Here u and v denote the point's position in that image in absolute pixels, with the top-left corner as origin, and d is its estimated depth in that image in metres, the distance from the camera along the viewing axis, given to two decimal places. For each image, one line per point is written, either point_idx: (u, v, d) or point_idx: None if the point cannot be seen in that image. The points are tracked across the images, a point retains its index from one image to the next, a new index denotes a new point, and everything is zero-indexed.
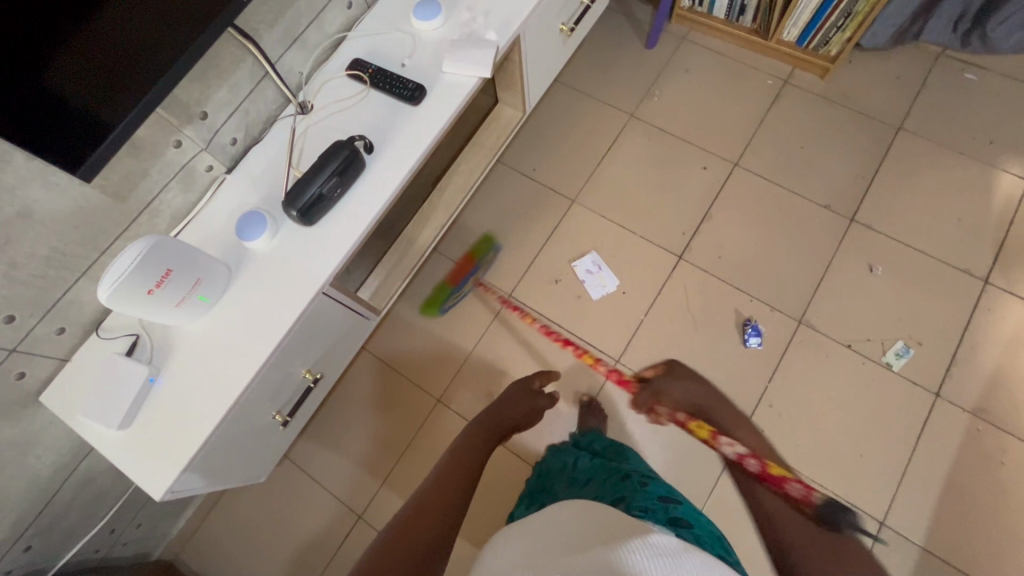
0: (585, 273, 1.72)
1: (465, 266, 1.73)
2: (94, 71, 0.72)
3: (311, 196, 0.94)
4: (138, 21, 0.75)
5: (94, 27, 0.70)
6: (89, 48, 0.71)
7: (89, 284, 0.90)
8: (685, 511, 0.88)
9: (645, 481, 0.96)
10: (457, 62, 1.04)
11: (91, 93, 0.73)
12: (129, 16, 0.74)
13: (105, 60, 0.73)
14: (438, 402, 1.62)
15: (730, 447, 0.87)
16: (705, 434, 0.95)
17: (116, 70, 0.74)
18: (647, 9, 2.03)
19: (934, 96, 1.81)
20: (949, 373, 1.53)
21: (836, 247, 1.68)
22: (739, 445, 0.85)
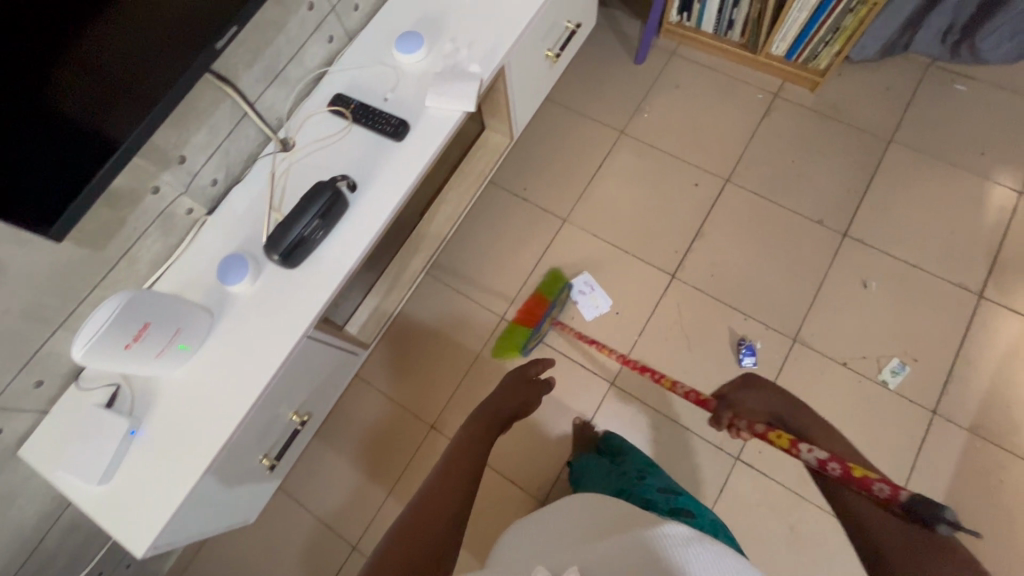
0: (577, 294, 1.70)
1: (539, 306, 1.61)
2: (66, 128, 0.71)
3: (293, 238, 0.92)
4: (112, 73, 0.73)
5: (63, 84, 0.69)
6: (59, 106, 0.69)
7: (67, 335, 0.88)
8: (686, 502, 1.14)
9: (647, 476, 1.23)
10: (440, 96, 1.03)
11: (62, 151, 0.71)
12: (99, 70, 0.72)
13: (77, 114, 0.71)
14: (431, 429, 1.59)
15: (810, 453, 0.74)
16: (784, 444, 0.78)
17: (88, 126, 0.73)
18: (636, 23, 2.01)
19: (925, 107, 1.81)
20: (945, 390, 1.52)
21: (829, 263, 1.67)
22: (816, 450, 0.73)
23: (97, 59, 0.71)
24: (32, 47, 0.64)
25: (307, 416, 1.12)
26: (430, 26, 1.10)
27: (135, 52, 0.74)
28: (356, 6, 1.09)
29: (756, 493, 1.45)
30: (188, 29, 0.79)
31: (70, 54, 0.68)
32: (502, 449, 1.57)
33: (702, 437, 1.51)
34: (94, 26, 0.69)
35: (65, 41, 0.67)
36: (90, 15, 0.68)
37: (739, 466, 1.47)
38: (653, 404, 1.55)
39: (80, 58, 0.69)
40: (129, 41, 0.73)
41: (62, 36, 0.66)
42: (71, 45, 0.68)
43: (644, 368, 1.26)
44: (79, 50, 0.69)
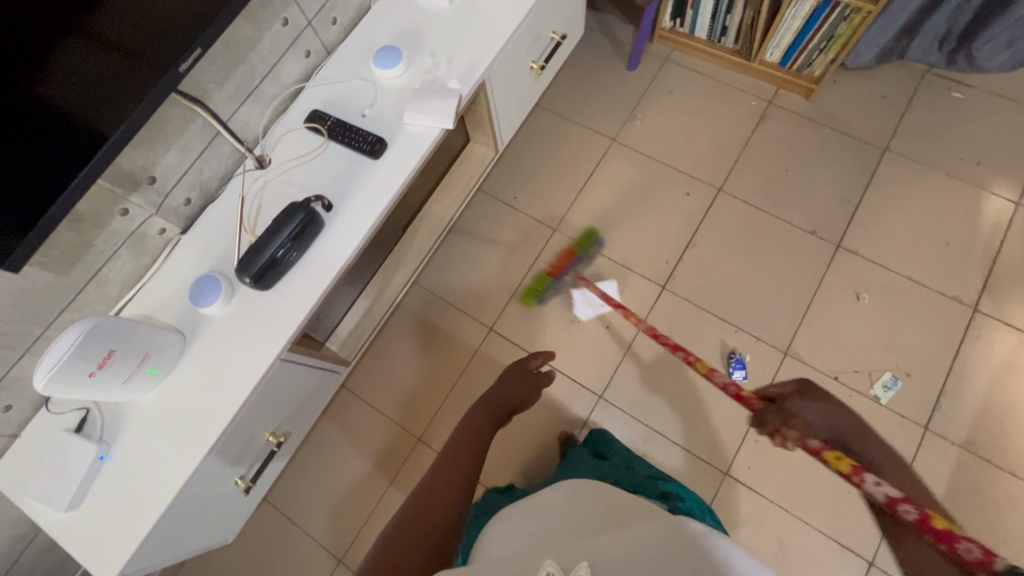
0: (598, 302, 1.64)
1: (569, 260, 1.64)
2: (25, 155, 0.69)
3: (266, 260, 0.90)
4: (76, 97, 0.72)
5: (21, 113, 0.67)
6: (18, 135, 0.68)
7: (35, 360, 0.87)
8: (673, 485, 1.12)
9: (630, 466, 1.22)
10: (419, 112, 1.01)
11: (21, 181, 0.70)
12: (59, 96, 0.70)
13: (36, 140, 0.70)
14: (418, 442, 1.57)
15: (878, 487, 0.71)
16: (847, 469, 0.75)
17: (49, 153, 0.72)
18: (630, 28, 1.97)
19: (921, 116, 1.78)
20: (938, 405, 1.50)
21: (822, 275, 1.65)
22: (887, 487, 0.69)
23: (55, 85, 0.69)
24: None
25: (284, 435, 1.11)
26: (410, 40, 1.08)
27: (95, 76, 0.73)
28: (334, 20, 1.08)
29: (746, 509, 1.43)
30: (151, 51, 0.78)
31: (26, 83, 0.66)
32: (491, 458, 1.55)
33: (690, 452, 1.49)
34: (52, 52, 0.67)
35: (21, 70, 0.65)
36: (47, 42, 0.66)
37: (728, 481, 1.45)
38: (640, 418, 1.54)
39: (38, 86, 0.67)
40: (90, 66, 0.72)
41: (17, 65, 0.65)
42: (28, 75, 0.66)
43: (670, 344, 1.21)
44: (37, 78, 0.67)
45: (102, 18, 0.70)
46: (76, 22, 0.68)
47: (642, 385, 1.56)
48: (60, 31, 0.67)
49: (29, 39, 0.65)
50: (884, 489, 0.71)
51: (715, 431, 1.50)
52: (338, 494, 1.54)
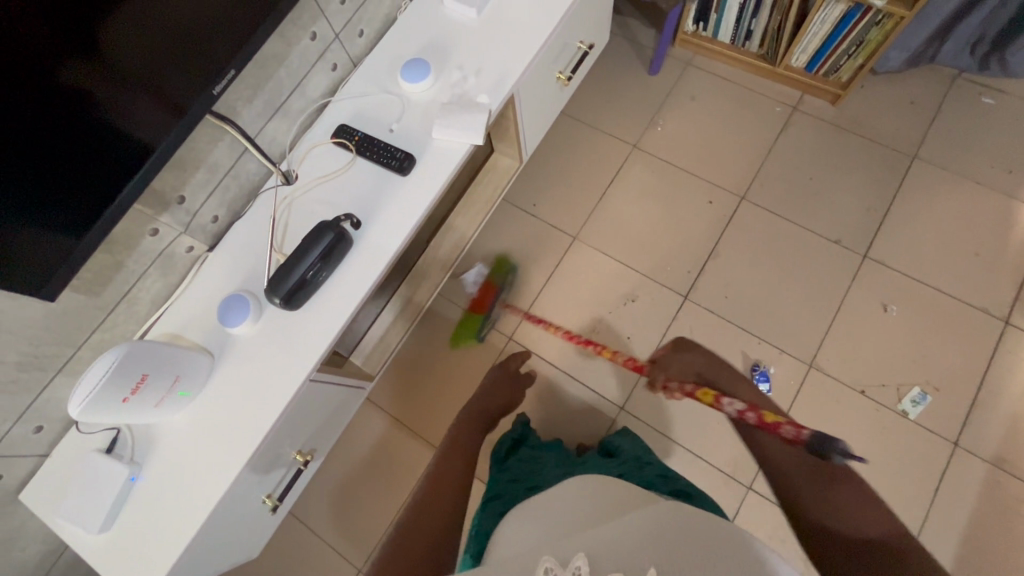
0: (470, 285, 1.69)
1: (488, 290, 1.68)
2: (70, 176, 0.69)
3: (295, 281, 0.89)
4: (116, 119, 0.71)
5: (56, 139, 0.66)
6: (54, 163, 0.67)
7: (67, 380, 0.87)
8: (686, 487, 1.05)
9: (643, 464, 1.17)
10: (447, 128, 0.99)
11: (56, 209, 0.69)
12: (101, 117, 0.70)
13: (79, 163, 0.69)
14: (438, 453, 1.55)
15: (730, 406, 0.84)
16: (709, 400, 0.87)
17: (84, 180, 0.71)
18: (651, 32, 1.94)
19: (951, 122, 1.73)
20: (968, 421, 1.47)
21: (848, 287, 1.62)
22: (735, 403, 0.83)
23: (91, 110, 0.68)
24: (22, 103, 0.62)
25: (310, 453, 1.11)
26: (437, 52, 1.06)
27: (132, 101, 0.72)
28: (360, 32, 1.06)
29: (768, 524, 1.41)
30: (189, 73, 0.77)
31: (63, 108, 0.65)
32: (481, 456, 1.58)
33: (712, 466, 1.47)
34: (88, 78, 0.67)
35: (58, 95, 0.65)
36: (84, 67, 0.66)
37: (751, 496, 1.44)
38: (662, 431, 1.52)
39: (74, 111, 0.67)
40: (127, 91, 0.71)
41: (54, 90, 0.64)
42: (65, 100, 0.65)
43: (584, 341, 1.37)
44: (73, 104, 0.66)
45: (140, 42, 0.70)
46: (113, 46, 0.68)
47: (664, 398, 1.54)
48: (98, 55, 0.67)
49: (66, 65, 0.64)
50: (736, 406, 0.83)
51: (738, 445, 1.48)
52: (358, 504, 1.54)
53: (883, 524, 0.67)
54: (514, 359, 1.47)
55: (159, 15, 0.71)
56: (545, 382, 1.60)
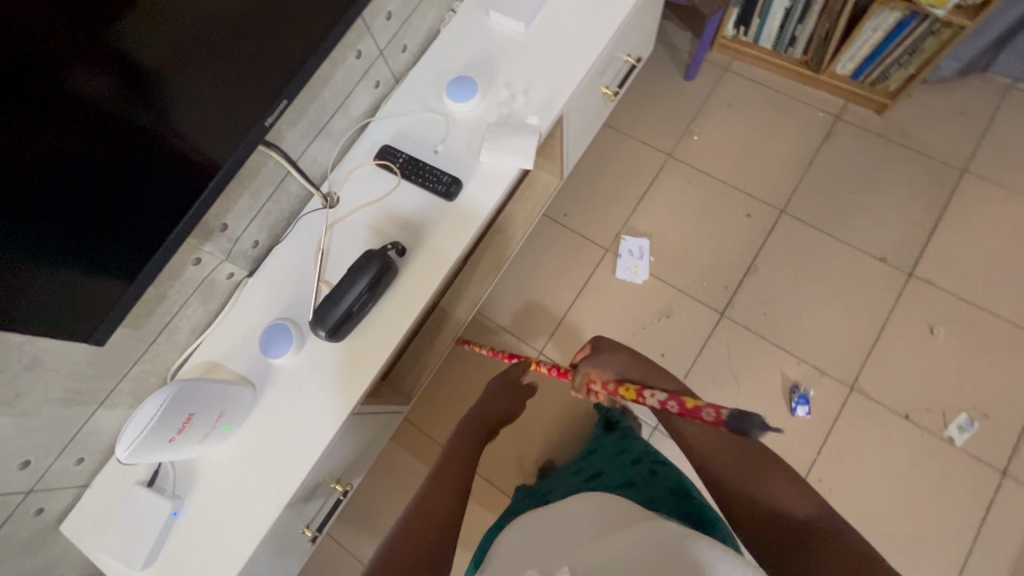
0: (625, 252, 1.68)
1: None
2: (124, 217, 0.68)
3: (340, 314, 0.86)
4: (172, 157, 0.70)
5: (113, 183, 0.65)
6: (109, 208, 0.66)
7: (108, 412, 0.85)
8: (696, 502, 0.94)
9: (657, 469, 1.05)
10: (497, 150, 0.95)
11: (109, 250, 0.68)
12: (158, 156, 0.68)
13: (136, 202, 0.68)
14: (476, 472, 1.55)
15: (653, 398, 0.80)
16: (633, 394, 0.84)
17: (139, 220, 0.70)
18: (687, 36, 1.87)
19: (1004, 134, 1.66)
20: (1018, 450, 1.42)
21: (893, 307, 1.56)
22: (657, 393, 0.79)
23: (151, 152, 0.67)
24: (79, 148, 0.60)
25: (348, 483, 1.09)
26: (484, 68, 1.01)
27: (187, 140, 0.70)
28: (404, 47, 1.02)
29: None
30: (245, 106, 0.75)
31: (119, 152, 0.64)
32: (502, 461, 1.56)
33: None
34: (146, 119, 0.65)
35: (118, 138, 0.63)
36: (143, 108, 0.64)
37: None
38: None
39: (130, 154, 0.65)
40: (184, 129, 0.69)
41: (110, 132, 0.62)
42: (120, 144, 0.64)
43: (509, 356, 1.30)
44: (131, 147, 0.65)
45: (198, 79, 0.67)
46: (173, 84, 0.65)
47: None
48: (157, 95, 0.64)
49: (127, 107, 0.62)
50: (656, 396, 0.79)
51: None
52: (388, 519, 1.52)
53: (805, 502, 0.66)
54: (519, 362, 1.24)
55: (218, 48, 0.68)
56: (578, 399, 1.57)
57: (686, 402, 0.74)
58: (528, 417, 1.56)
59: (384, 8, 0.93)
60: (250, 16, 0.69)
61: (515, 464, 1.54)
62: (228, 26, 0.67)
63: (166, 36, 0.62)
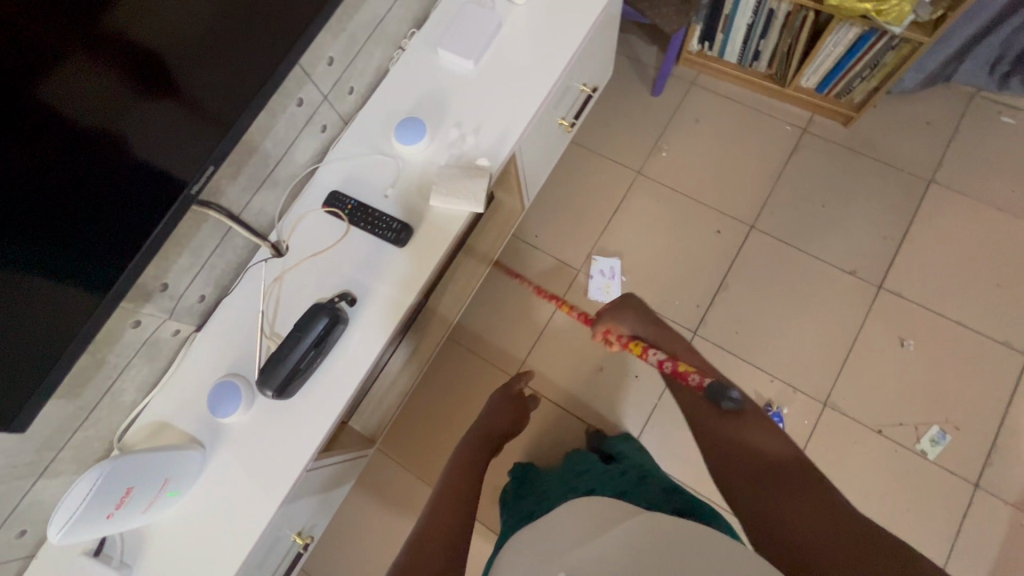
0: (597, 273, 1.66)
1: None
2: (50, 263, 0.65)
3: (287, 371, 0.84)
4: (104, 202, 0.68)
5: (53, 215, 0.64)
6: (33, 256, 0.63)
7: (50, 481, 0.82)
8: (687, 500, 1.02)
9: (645, 475, 1.13)
10: (448, 194, 0.92)
11: (31, 303, 0.64)
12: (94, 201, 0.67)
13: (65, 247, 0.66)
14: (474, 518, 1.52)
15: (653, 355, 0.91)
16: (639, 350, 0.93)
17: (67, 268, 0.67)
18: (653, 50, 1.86)
19: (968, 143, 1.67)
20: (990, 461, 1.43)
21: (863, 320, 1.56)
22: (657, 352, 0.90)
23: (90, 189, 0.66)
24: (30, 168, 0.61)
25: (309, 534, 1.08)
26: (433, 109, 0.99)
27: (114, 191, 0.69)
28: (351, 89, 1.00)
29: None
30: (181, 164, 0.75)
31: (55, 183, 0.63)
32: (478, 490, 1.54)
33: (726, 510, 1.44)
34: (82, 156, 0.64)
35: (65, 167, 0.63)
36: (83, 145, 0.64)
37: None
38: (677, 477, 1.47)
39: (66, 190, 0.64)
40: (117, 181, 0.69)
41: (50, 162, 0.62)
42: (55, 176, 0.63)
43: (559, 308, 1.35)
44: (66, 183, 0.64)
45: (143, 123, 0.69)
46: (112, 123, 0.66)
47: (675, 440, 1.50)
48: (98, 128, 0.65)
49: (80, 135, 0.63)
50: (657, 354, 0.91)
51: None
52: (364, 552, 1.50)
53: (778, 450, 0.73)
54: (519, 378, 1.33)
55: (163, 96, 0.70)
56: (553, 425, 1.55)
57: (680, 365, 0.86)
58: (503, 445, 1.54)
59: (325, 54, 0.91)
60: (197, 72, 0.72)
61: (492, 492, 1.52)
62: (173, 78, 0.70)
63: (116, 72, 0.64)
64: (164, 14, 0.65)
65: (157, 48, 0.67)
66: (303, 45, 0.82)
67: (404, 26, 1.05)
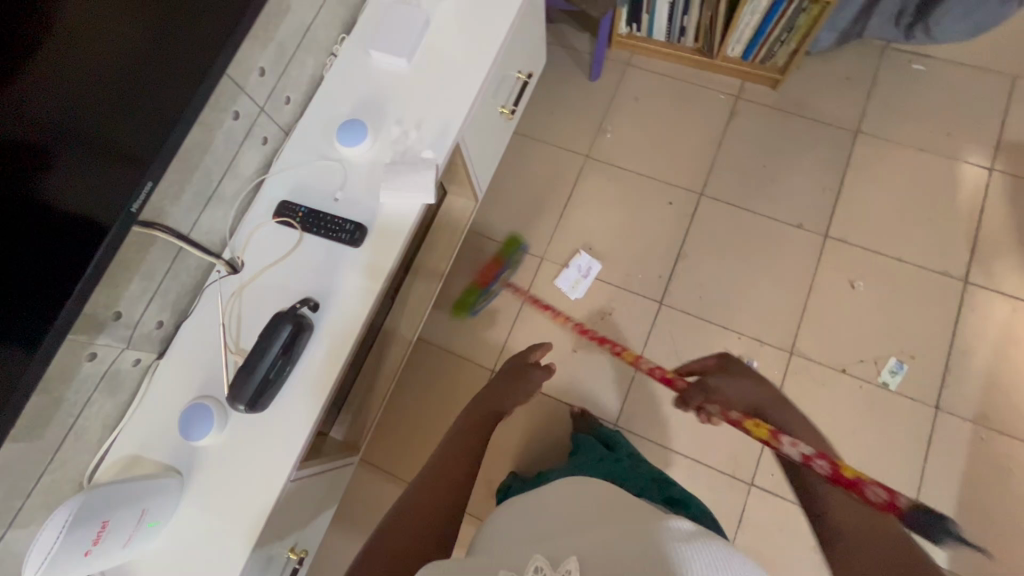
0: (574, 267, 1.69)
1: (493, 269, 1.71)
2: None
3: (258, 382, 0.84)
4: (38, 232, 0.67)
5: None
6: None
7: (19, 534, 0.78)
8: (678, 493, 1.08)
9: (638, 466, 1.17)
10: (398, 190, 0.94)
11: None
12: (28, 231, 0.66)
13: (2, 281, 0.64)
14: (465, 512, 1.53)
15: (792, 447, 0.79)
16: (763, 435, 0.85)
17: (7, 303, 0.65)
18: (585, 37, 1.92)
19: (886, 92, 1.78)
20: (946, 383, 1.52)
21: (815, 269, 1.64)
22: (800, 445, 0.78)
23: (21, 218, 0.65)
24: None
25: (303, 549, 1.07)
26: (372, 109, 1.01)
27: (51, 219, 0.68)
28: (287, 99, 1.00)
29: (775, 513, 1.43)
30: (115, 183, 0.73)
31: None
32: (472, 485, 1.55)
33: (712, 467, 1.48)
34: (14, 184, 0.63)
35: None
36: (9, 174, 0.63)
37: (754, 492, 1.46)
38: (662, 442, 1.52)
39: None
40: (50, 208, 0.67)
41: None
42: None
43: (601, 339, 1.32)
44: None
45: (69, 146, 0.68)
46: (35, 150, 0.64)
47: (656, 407, 1.54)
48: (28, 155, 0.64)
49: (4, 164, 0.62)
50: (799, 448, 0.79)
51: (734, 444, 1.49)
52: None
53: None
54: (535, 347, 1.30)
55: (89, 117, 0.69)
56: (536, 411, 1.58)
57: (845, 469, 0.73)
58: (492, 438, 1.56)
59: (255, 66, 0.91)
60: (119, 90, 0.71)
61: (485, 486, 1.53)
62: (100, 97, 0.69)
63: (36, 98, 0.63)
64: (74, 34, 0.65)
65: (73, 69, 0.66)
66: (227, 52, 0.82)
67: (332, 32, 1.06)
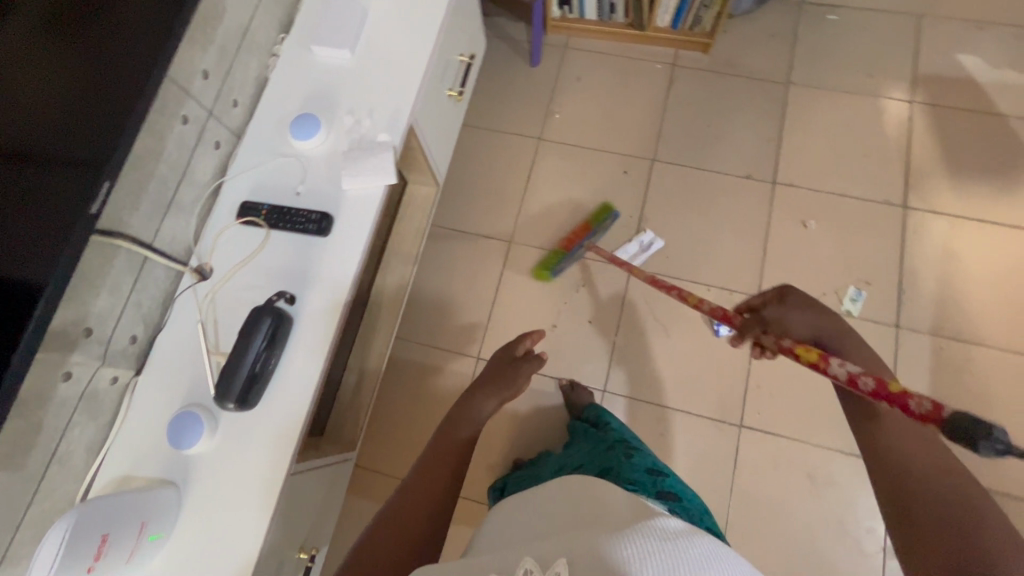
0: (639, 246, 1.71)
1: (582, 232, 1.69)
2: None
3: (244, 377, 0.83)
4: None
5: None
6: None
7: (12, 569, 0.75)
8: (671, 483, 1.06)
9: (631, 451, 1.13)
10: (357, 175, 0.95)
11: None
12: None
13: None
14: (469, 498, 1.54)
15: (841, 367, 0.70)
16: (813, 358, 0.75)
17: None
18: (521, 25, 1.97)
19: (808, 44, 1.89)
20: (902, 302, 1.61)
21: (768, 214, 1.73)
22: (848, 364, 0.69)
23: None
24: None
25: (314, 548, 1.05)
26: (322, 102, 1.01)
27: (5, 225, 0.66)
28: (235, 102, 1.00)
29: (766, 448, 1.49)
30: (70, 187, 0.71)
31: None
32: (472, 471, 1.56)
33: (701, 415, 1.53)
34: None
35: None
36: None
37: (744, 432, 1.51)
38: (650, 400, 1.56)
39: None
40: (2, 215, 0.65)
41: None
42: None
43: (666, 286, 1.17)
44: None
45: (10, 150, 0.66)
46: None
47: (640, 366, 1.58)
48: None
49: None
50: (847, 367, 0.70)
51: (719, 389, 1.54)
52: None
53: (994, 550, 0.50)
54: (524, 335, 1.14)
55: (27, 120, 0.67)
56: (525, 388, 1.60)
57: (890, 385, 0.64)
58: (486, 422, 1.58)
59: (197, 68, 0.91)
60: (55, 92, 0.70)
61: (485, 470, 1.54)
62: (40, 98, 0.68)
63: None
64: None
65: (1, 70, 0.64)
66: (169, 47, 0.81)
67: (271, 32, 1.06)
